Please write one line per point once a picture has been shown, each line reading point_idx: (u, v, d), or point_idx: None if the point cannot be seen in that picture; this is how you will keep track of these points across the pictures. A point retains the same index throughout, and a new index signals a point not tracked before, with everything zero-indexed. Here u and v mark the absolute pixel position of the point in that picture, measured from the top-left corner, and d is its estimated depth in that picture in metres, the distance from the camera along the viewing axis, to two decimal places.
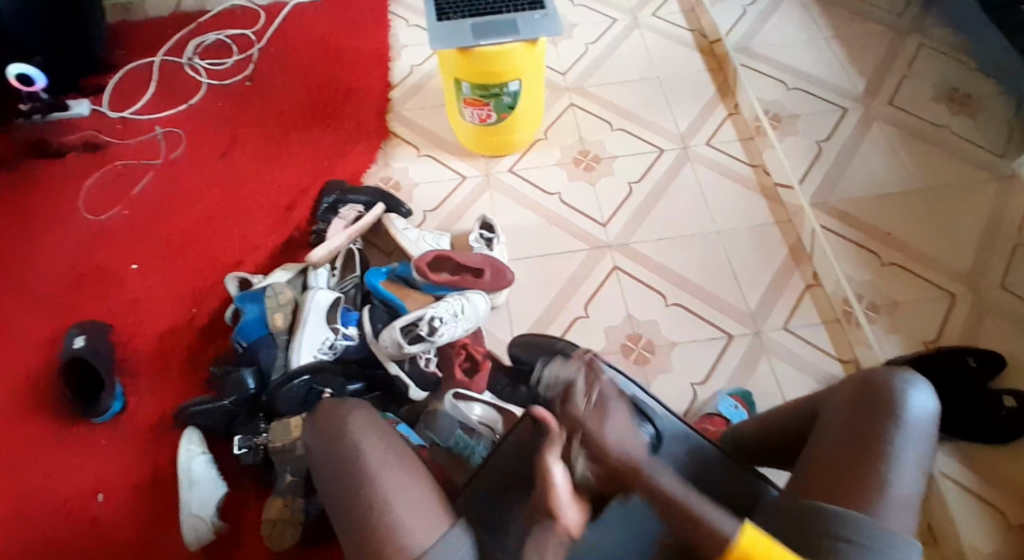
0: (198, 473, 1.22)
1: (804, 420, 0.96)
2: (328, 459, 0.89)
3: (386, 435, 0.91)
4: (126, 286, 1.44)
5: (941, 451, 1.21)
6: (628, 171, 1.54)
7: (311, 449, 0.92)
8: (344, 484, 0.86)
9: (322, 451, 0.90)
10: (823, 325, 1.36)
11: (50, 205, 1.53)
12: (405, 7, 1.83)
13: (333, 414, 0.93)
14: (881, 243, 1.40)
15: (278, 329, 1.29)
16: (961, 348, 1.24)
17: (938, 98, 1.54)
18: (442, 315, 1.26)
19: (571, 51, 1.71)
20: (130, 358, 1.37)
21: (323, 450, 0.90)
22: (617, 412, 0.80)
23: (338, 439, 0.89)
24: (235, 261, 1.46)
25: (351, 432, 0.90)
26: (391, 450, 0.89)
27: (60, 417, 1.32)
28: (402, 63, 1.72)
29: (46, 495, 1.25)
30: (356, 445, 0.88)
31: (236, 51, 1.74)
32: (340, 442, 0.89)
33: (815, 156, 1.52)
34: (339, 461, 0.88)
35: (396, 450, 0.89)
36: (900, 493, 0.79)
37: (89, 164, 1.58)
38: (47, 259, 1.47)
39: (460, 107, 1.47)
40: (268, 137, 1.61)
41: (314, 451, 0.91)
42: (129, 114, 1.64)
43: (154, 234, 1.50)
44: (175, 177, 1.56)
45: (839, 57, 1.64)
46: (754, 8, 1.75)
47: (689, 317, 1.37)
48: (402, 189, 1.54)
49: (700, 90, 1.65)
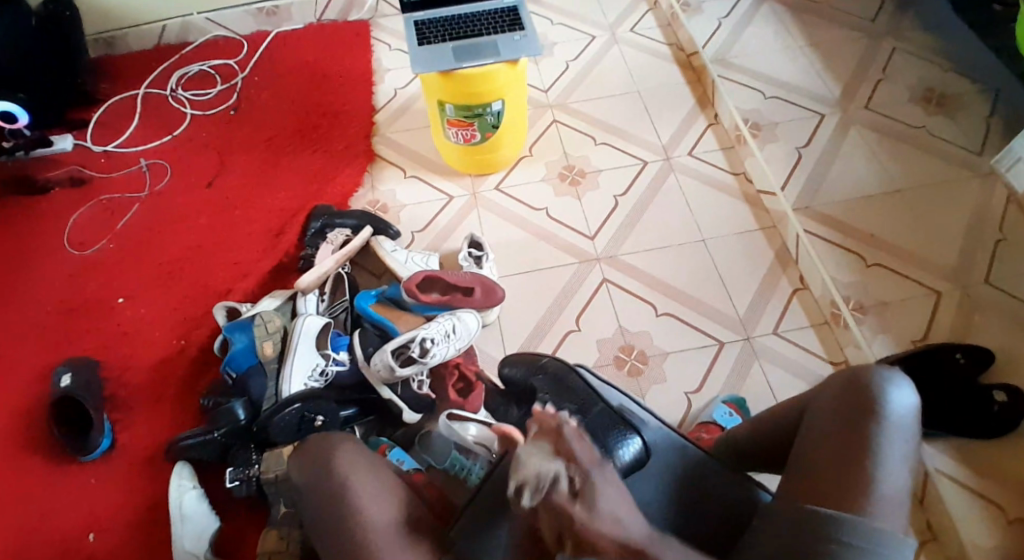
0: (190, 508, 1.20)
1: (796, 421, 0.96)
2: (315, 493, 0.88)
3: (373, 463, 0.91)
4: (114, 319, 1.43)
5: (935, 449, 1.22)
6: (613, 185, 1.55)
7: (301, 485, 0.91)
8: (342, 512, 0.86)
9: (311, 486, 0.89)
10: (813, 328, 1.38)
11: (36, 241, 1.52)
12: (386, 32, 1.84)
13: (319, 446, 0.92)
14: (863, 245, 1.42)
15: (268, 358, 1.30)
16: (949, 344, 1.26)
17: (913, 100, 1.57)
18: (434, 335, 1.26)
19: (552, 68, 1.72)
20: (121, 392, 1.36)
21: (313, 483, 0.89)
22: None
23: (326, 472, 0.89)
24: (224, 290, 1.46)
25: (339, 467, 0.89)
26: (379, 480, 0.88)
27: (51, 455, 1.30)
28: (385, 87, 1.74)
29: (38, 534, 1.23)
30: (344, 481, 0.88)
31: (219, 82, 1.74)
32: (329, 476, 0.88)
33: (797, 162, 1.54)
34: (329, 494, 0.87)
35: (386, 485, 0.88)
36: (895, 489, 0.80)
37: (74, 199, 1.57)
38: (34, 295, 1.46)
39: (444, 128, 1.48)
40: (253, 165, 1.61)
41: (303, 487, 0.90)
42: (114, 147, 1.64)
43: (141, 266, 1.49)
44: (160, 209, 1.56)
45: (815, 64, 1.67)
46: (730, 19, 1.78)
47: (680, 326, 1.38)
48: (389, 212, 1.54)
49: (680, 101, 1.67)
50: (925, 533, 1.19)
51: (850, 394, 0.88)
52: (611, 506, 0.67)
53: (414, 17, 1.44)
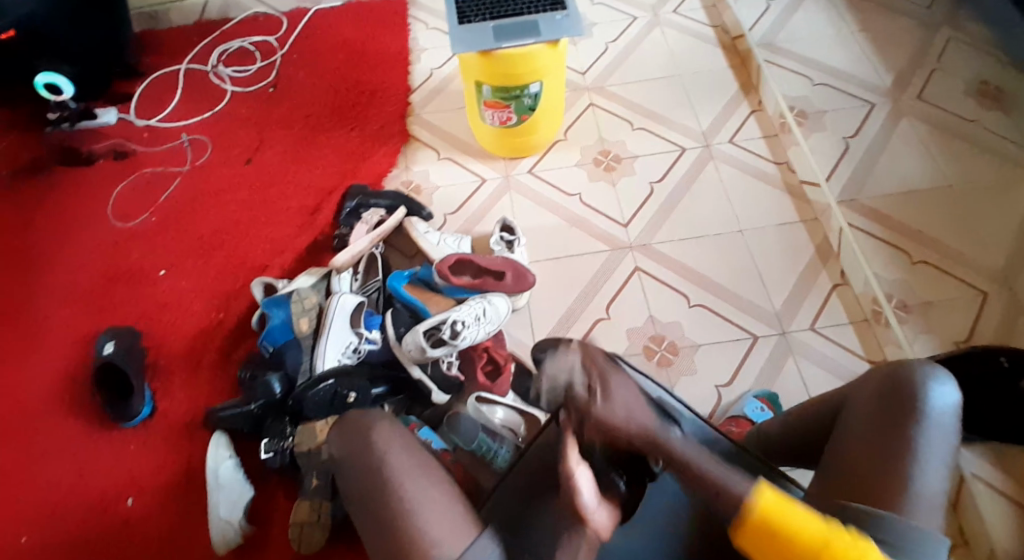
0: (226, 477, 1.24)
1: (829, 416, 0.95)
2: (354, 467, 0.91)
3: (408, 443, 0.92)
4: (155, 291, 1.47)
5: (971, 455, 1.21)
6: (650, 171, 1.52)
7: (338, 457, 0.94)
8: (364, 495, 0.89)
9: (349, 459, 0.92)
10: (852, 325, 1.34)
11: (82, 212, 1.56)
12: (424, 10, 1.82)
13: (357, 424, 0.94)
14: (910, 241, 1.37)
15: (304, 334, 1.32)
16: (995, 348, 1.19)
17: (968, 94, 1.49)
18: (465, 318, 1.28)
19: (591, 50, 1.69)
20: (160, 362, 1.39)
21: (350, 455, 0.92)
22: (617, 384, 0.84)
23: (363, 449, 0.91)
24: (261, 265, 1.48)
25: (375, 443, 0.91)
26: (414, 456, 0.90)
27: (93, 421, 1.35)
28: (422, 67, 1.72)
29: (81, 496, 1.28)
30: (381, 455, 0.90)
31: (259, 58, 1.75)
32: (367, 452, 0.91)
33: (843, 152, 1.48)
34: (365, 469, 0.90)
35: (420, 461, 0.90)
36: (930, 490, 0.79)
37: (118, 171, 1.61)
38: (79, 265, 1.50)
39: (480, 110, 1.47)
40: (290, 143, 1.62)
41: (340, 461, 0.94)
42: (157, 121, 1.67)
43: (181, 240, 1.52)
44: (202, 183, 1.58)
45: (865, 51, 1.60)
46: (778, 2, 1.71)
47: (713, 318, 1.36)
48: (423, 193, 1.54)
49: (722, 86, 1.62)
50: (956, 537, 1.18)
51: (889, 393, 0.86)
52: (623, 399, 0.83)
53: None
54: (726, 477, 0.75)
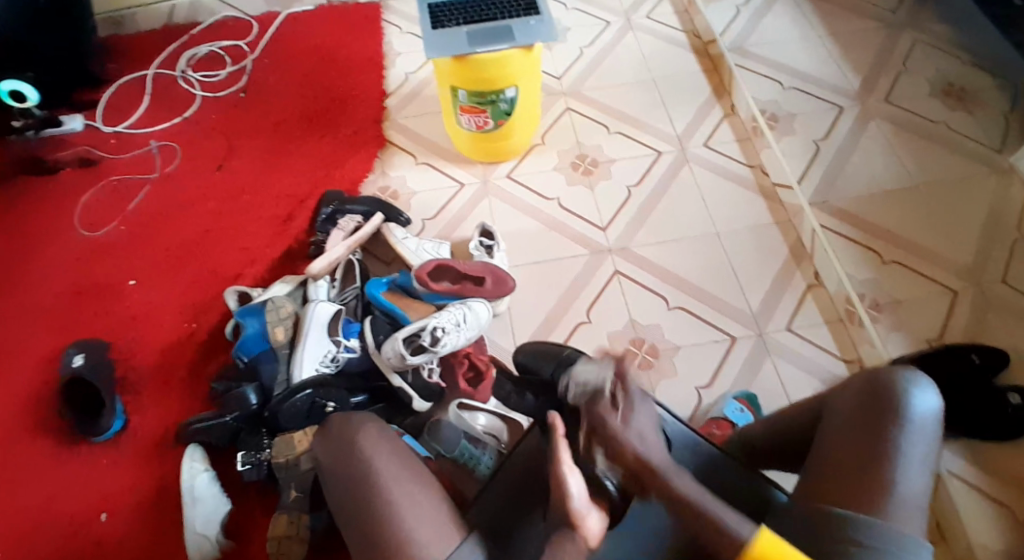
0: (201, 490, 1.21)
1: (813, 417, 0.96)
2: (341, 475, 0.90)
3: (395, 447, 0.92)
4: (125, 302, 1.43)
5: (949, 450, 1.23)
6: (627, 175, 1.53)
7: (324, 462, 0.94)
8: (354, 503, 0.88)
9: (335, 466, 0.92)
10: (827, 325, 1.36)
11: (46, 222, 1.51)
12: (397, 14, 1.81)
13: (344, 429, 0.94)
14: (880, 241, 1.40)
15: (280, 344, 1.30)
16: (965, 345, 1.25)
17: (934, 94, 1.53)
18: (445, 324, 1.26)
19: (566, 54, 1.69)
20: (131, 375, 1.36)
21: (336, 462, 0.92)
22: (642, 413, 0.85)
23: (349, 455, 0.91)
24: (235, 275, 1.45)
25: (363, 447, 0.91)
26: (401, 462, 0.90)
27: (62, 438, 1.31)
28: (397, 71, 1.71)
29: (51, 515, 1.24)
30: (368, 461, 0.90)
31: (229, 63, 1.72)
32: (353, 458, 0.91)
33: (814, 155, 1.51)
34: (352, 477, 0.89)
35: (407, 464, 0.90)
36: (912, 494, 0.80)
37: (83, 179, 1.56)
38: (44, 277, 1.46)
39: (456, 115, 1.46)
40: (262, 148, 1.60)
41: (327, 471, 0.92)
42: (124, 128, 1.63)
43: (150, 250, 1.49)
44: (171, 191, 1.55)
45: (834, 54, 1.63)
46: (749, 7, 1.74)
47: (692, 320, 1.37)
48: (399, 198, 1.52)
49: (696, 90, 1.64)
50: (934, 534, 1.19)
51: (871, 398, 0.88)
52: (642, 427, 0.84)
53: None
54: (719, 510, 0.77)
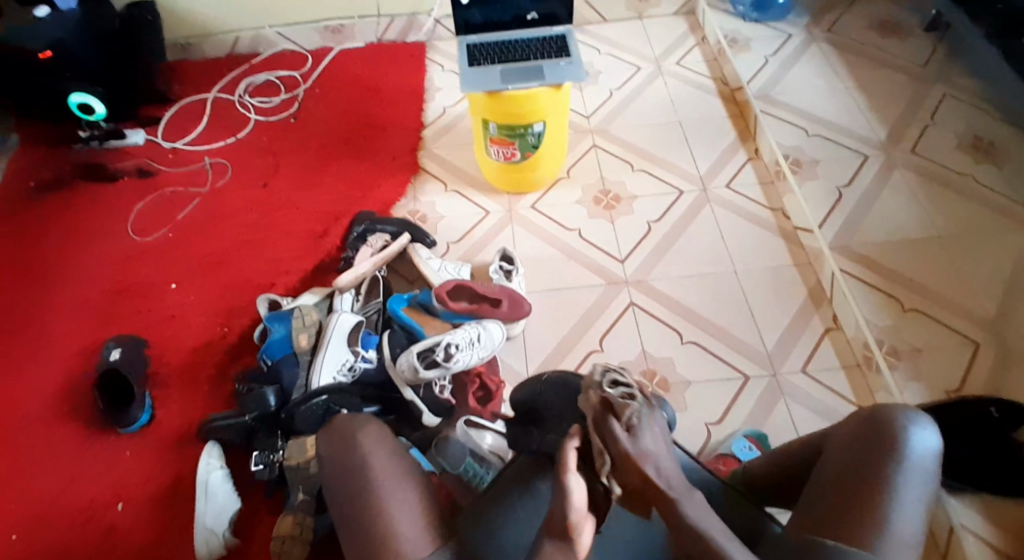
0: (215, 486, 1.25)
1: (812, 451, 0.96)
2: (337, 466, 0.94)
3: (394, 448, 0.96)
4: (164, 302, 1.51)
5: (962, 504, 1.17)
6: (648, 211, 1.56)
7: (324, 458, 0.97)
8: (349, 493, 0.92)
9: (335, 459, 0.95)
10: (843, 370, 1.35)
11: (102, 225, 1.63)
12: (442, 53, 1.92)
13: (346, 426, 0.98)
14: (901, 288, 1.39)
15: (302, 349, 1.34)
16: (984, 398, 1.22)
17: (960, 148, 1.55)
18: (459, 341, 1.30)
19: (595, 96, 1.77)
20: (161, 372, 1.43)
21: (336, 456, 0.95)
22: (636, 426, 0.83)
23: (350, 449, 0.95)
24: (267, 284, 1.52)
25: (361, 443, 0.95)
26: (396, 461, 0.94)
27: (91, 426, 1.37)
28: (436, 105, 1.80)
29: (72, 498, 1.30)
30: (367, 455, 0.94)
31: (283, 91, 1.85)
32: (352, 452, 0.95)
33: (835, 201, 1.52)
34: (351, 468, 0.93)
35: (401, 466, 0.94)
36: (902, 530, 0.80)
37: (139, 190, 1.68)
38: (94, 275, 1.55)
39: (486, 145, 1.53)
40: (307, 169, 1.70)
41: (327, 467, 0.96)
42: (182, 144, 1.76)
43: (193, 256, 1.57)
44: (217, 203, 1.65)
45: (860, 106, 1.66)
46: (776, 58, 1.78)
47: (706, 356, 1.37)
48: (428, 221, 1.59)
49: (721, 134, 1.68)
50: None
51: (869, 434, 0.88)
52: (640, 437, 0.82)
53: (467, 40, 1.49)
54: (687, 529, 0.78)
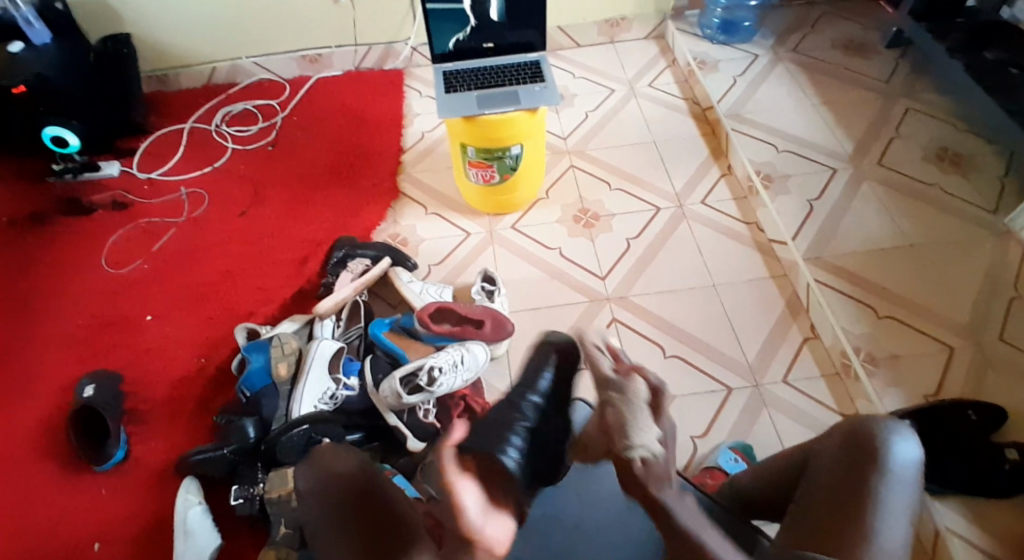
0: (194, 523, 1.21)
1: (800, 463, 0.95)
2: (322, 497, 0.94)
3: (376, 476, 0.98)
4: (141, 334, 1.49)
5: (947, 508, 1.18)
6: (627, 228, 1.59)
7: (305, 489, 0.96)
8: (336, 519, 0.92)
9: (319, 490, 0.95)
10: (824, 379, 1.37)
11: (77, 259, 1.60)
12: (418, 80, 1.95)
13: (329, 457, 0.99)
14: (876, 297, 1.42)
15: (282, 379, 1.32)
16: (962, 402, 1.25)
17: (926, 159, 1.61)
18: (442, 364, 1.28)
19: (571, 118, 1.80)
20: (139, 405, 1.40)
21: (319, 486, 0.95)
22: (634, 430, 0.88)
23: (335, 480, 0.96)
24: (247, 312, 1.51)
25: (344, 474, 0.96)
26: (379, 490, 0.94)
27: (66, 463, 1.34)
28: (414, 130, 1.82)
29: (45, 540, 1.26)
30: (351, 483, 0.95)
31: (260, 120, 1.86)
32: (337, 483, 0.95)
33: (808, 214, 1.55)
34: (334, 500, 0.93)
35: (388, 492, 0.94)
36: (893, 539, 0.80)
37: (116, 221, 1.67)
38: (69, 309, 1.53)
39: (465, 169, 1.54)
40: (286, 196, 1.70)
41: (310, 499, 0.95)
42: (158, 175, 1.75)
43: (172, 286, 1.56)
44: (194, 233, 1.64)
45: (827, 122, 1.72)
46: (745, 77, 1.83)
47: (689, 370, 1.38)
48: (409, 245, 1.59)
49: (695, 152, 1.72)
50: None
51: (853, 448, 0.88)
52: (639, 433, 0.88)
53: (443, 67, 1.52)
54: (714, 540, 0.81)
